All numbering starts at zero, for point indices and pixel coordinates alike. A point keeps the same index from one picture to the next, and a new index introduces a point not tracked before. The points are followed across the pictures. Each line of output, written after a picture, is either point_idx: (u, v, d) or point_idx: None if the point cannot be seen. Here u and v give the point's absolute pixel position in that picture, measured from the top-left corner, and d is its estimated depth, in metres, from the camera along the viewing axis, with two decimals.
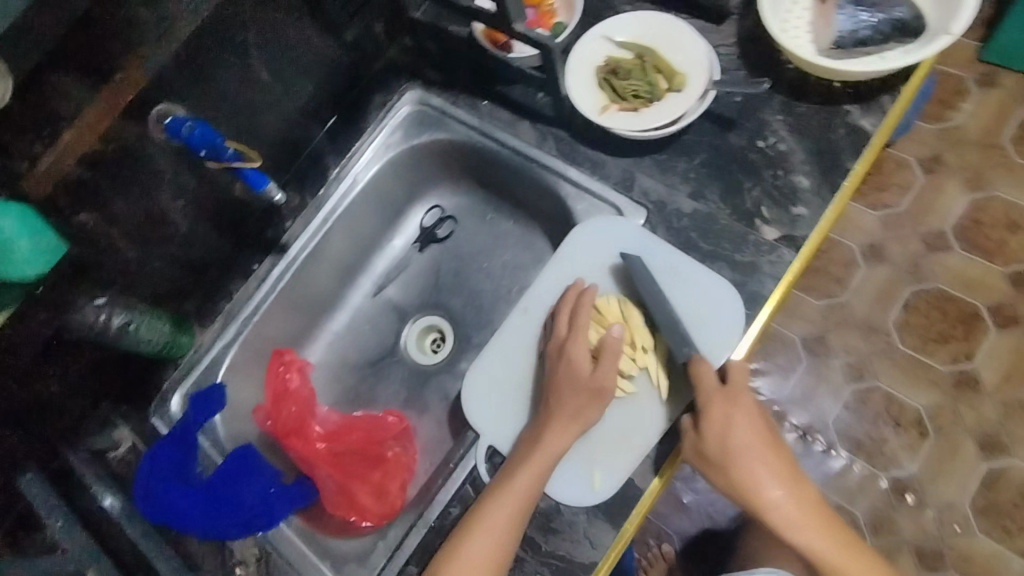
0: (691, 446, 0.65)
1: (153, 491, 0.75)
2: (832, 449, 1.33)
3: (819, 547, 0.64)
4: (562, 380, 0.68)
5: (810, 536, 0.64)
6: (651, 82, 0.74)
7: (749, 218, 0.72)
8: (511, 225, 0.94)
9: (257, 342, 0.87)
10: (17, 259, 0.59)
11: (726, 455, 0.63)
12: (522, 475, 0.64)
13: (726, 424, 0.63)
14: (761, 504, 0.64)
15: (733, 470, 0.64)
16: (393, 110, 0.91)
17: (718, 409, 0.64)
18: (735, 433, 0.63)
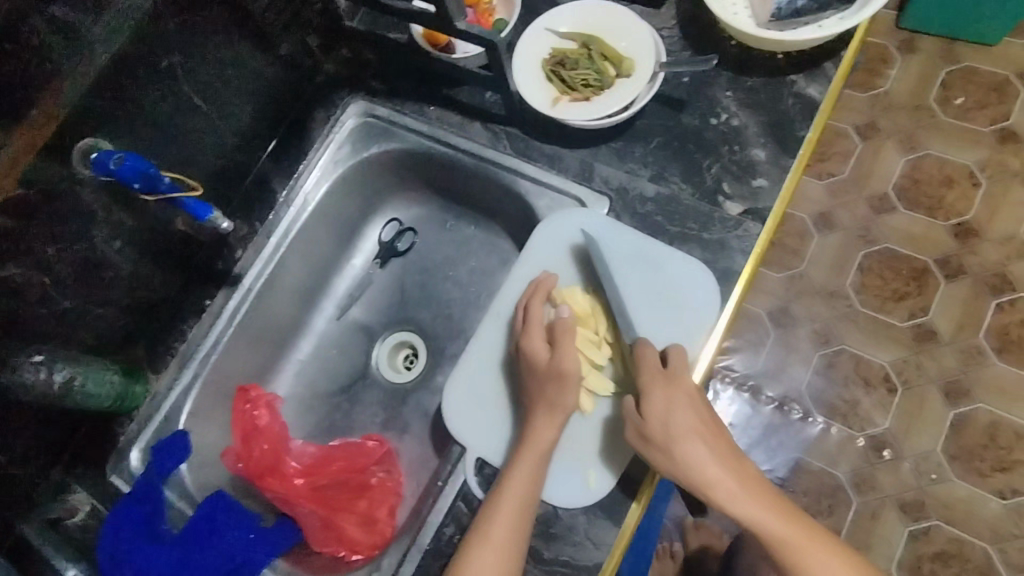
0: (635, 432, 0.62)
1: (121, 555, 0.69)
2: (809, 416, 1.35)
3: (774, 530, 0.58)
4: (534, 371, 0.66)
5: (765, 518, 0.58)
6: (600, 70, 0.73)
7: (712, 196, 0.72)
8: (473, 231, 0.91)
9: (219, 381, 0.82)
10: None
11: (667, 433, 0.60)
12: (518, 474, 0.62)
13: (664, 400, 0.61)
14: (709, 487, 0.59)
15: (678, 449, 0.59)
16: (338, 124, 0.87)
17: (659, 391, 0.62)
18: (673, 410, 0.60)
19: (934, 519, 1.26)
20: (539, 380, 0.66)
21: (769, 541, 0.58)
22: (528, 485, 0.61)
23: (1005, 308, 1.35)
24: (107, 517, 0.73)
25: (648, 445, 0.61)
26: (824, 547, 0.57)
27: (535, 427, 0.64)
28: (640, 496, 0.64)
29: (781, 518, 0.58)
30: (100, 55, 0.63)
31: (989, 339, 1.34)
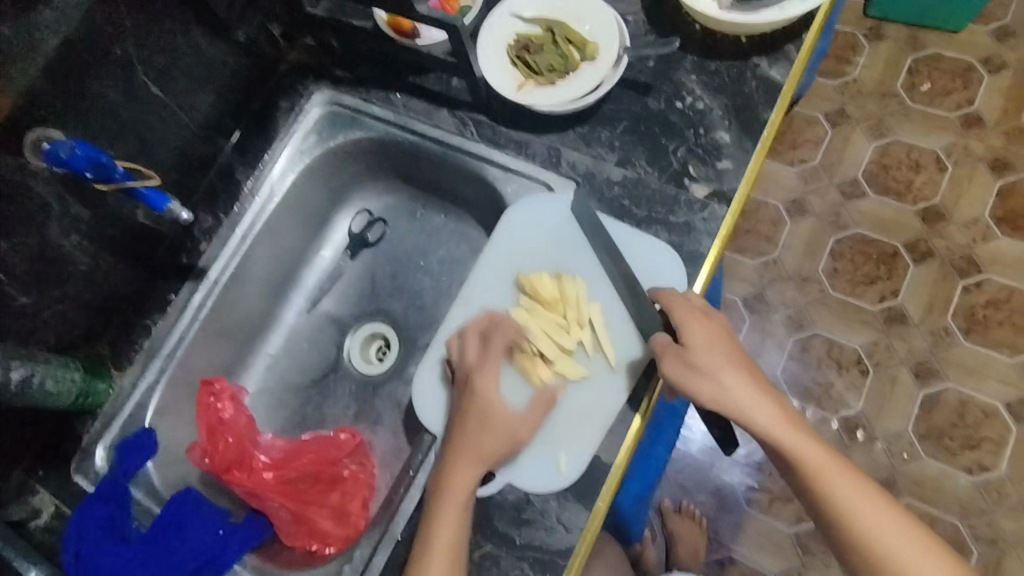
0: (674, 363, 0.62)
1: (85, 555, 0.68)
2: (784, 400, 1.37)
3: (812, 457, 0.60)
4: (474, 413, 0.63)
5: (803, 445, 0.61)
6: (564, 54, 0.73)
7: (678, 178, 0.73)
8: (443, 220, 0.91)
9: (186, 377, 0.81)
10: None
11: (708, 361, 0.61)
12: (443, 530, 0.59)
13: (707, 332, 0.63)
14: (749, 415, 0.61)
15: (721, 377, 0.61)
16: (303, 114, 0.86)
17: (698, 322, 0.63)
18: (716, 341, 0.62)
19: (906, 497, 1.29)
20: (478, 425, 0.62)
21: (804, 468, 0.61)
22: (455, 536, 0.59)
23: (972, 289, 1.38)
24: (71, 516, 0.71)
25: (685, 374, 0.61)
26: (859, 478, 0.60)
27: (456, 470, 0.61)
28: (611, 477, 0.64)
29: (818, 447, 0.61)
30: (50, 41, 0.61)
31: (955, 320, 1.37)
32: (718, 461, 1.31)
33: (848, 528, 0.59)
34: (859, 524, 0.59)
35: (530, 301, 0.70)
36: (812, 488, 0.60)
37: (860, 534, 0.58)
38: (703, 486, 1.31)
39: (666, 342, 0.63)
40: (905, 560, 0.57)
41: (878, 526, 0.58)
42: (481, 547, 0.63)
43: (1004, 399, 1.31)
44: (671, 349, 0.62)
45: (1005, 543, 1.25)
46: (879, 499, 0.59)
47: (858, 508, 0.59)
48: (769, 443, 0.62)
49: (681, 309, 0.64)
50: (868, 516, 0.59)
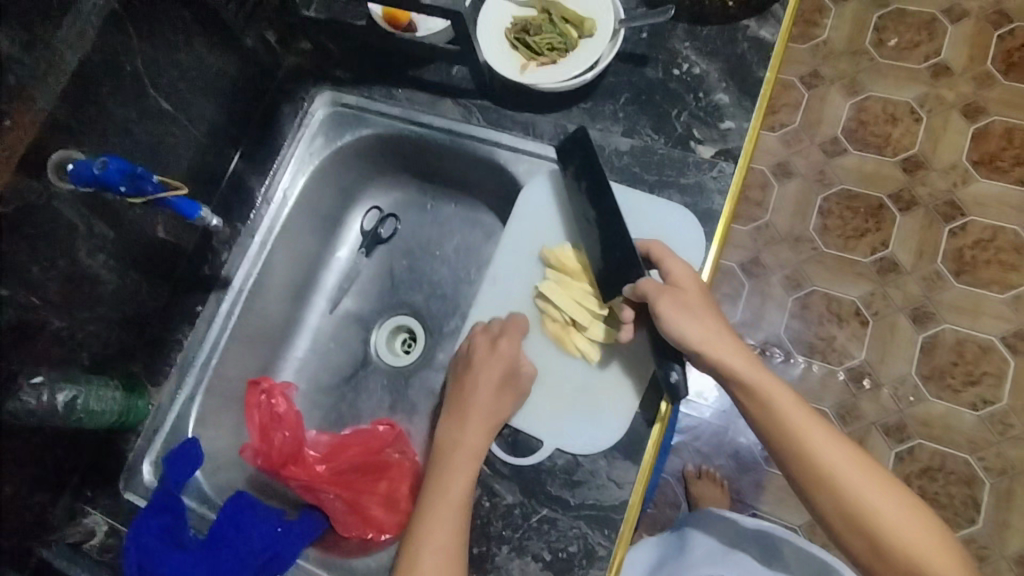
0: (668, 304, 0.64)
1: (149, 565, 0.70)
2: (790, 357, 1.41)
3: (786, 403, 0.64)
4: (479, 385, 0.68)
5: (778, 392, 0.64)
6: (563, 32, 0.76)
7: (684, 142, 0.75)
8: (453, 209, 0.93)
9: (221, 386, 0.82)
10: None
11: (695, 304, 0.64)
12: (457, 479, 0.64)
13: (692, 279, 0.66)
14: (726, 360, 0.64)
15: (705, 321, 0.64)
16: (308, 117, 0.88)
17: (681, 271, 0.66)
18: (699, 288, 0.66)
19: (916, 438, 1.33)
20: (482, 396, 0.68)
21: (778, 414, 0.64)
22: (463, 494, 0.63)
23: (957, 232, 1.43)
24: (129, 531, 0.73)
25: (677, 314, 0.63)
26: (826, 425, 0.64)
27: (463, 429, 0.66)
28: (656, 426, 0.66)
29: (790, 395, 0.65)
30: (69, 60, 0.64)
31: (945, 264, 1.42)
32: (734, 424, 1.35)
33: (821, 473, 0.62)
34: (829, 469, 0.62)
35: (557, 276, 0.73)
36: (786, 432, 0.63)
37: (830, 478, 0.62)
38: (722, 449, 1.34)
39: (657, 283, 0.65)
40: (871, 499, 0.61)
41: (846, 470, 0.62)
42: (538, 512, 0.65)
43: (999, 333, 1.36)
44: (664, 289, 0.64)
45: (1015, 471, 1.29)
46: (847, 447, 0.63)
47: (829, 451, 0.62)
48: (745, 390, 0.65)
49: (666, 253, 0.67)
50: (836, 460, 0.62)
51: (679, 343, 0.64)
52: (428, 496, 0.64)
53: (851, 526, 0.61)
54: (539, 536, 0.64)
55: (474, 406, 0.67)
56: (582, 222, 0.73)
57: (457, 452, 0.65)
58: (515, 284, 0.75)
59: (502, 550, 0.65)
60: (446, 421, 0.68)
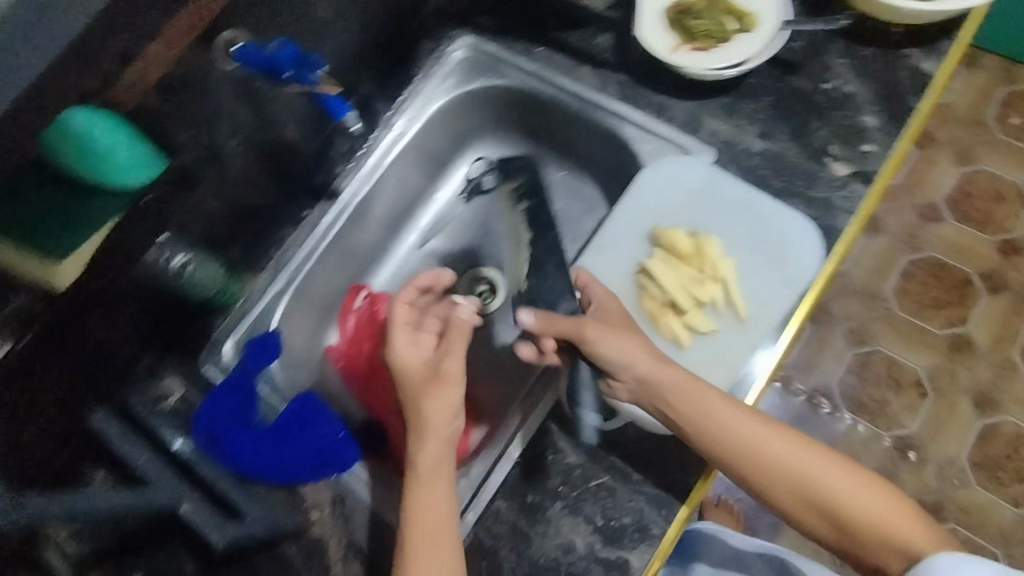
0: (597, 329, 0.65)
1: (219, 437, 0.72)
2: (838, 411, 1.36)
3: (712, 408, 0.62)
4: (441, 404, 0.63)
5: (701, 400, 0.62)
6: (721, 23, 0.75)
7: (819, 156, 0.74)
8: (562, 176, 0.95)
9: (309, 289, 0.86)
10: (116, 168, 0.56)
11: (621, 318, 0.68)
12: (437, 492, 0.62)
13: (612, 304, 0.69)
14: (655, 370, 0.63)
15: (627, 335, 0.65)
16: (446, 56, 0.89)
17: (598, 290, 0.70)
18: (618, 306, 0.69)
19: (952, 522, 1.28)
20: (443, 417, 0.63)
21: (704, 419, 0.62)
22: (443, 513, 0.61)
23: None
24: (201, 403, 0.75)
25: (608, 336, 0.65)
26: (752, 418, 0.62)
27: (425, 448, 0.63)
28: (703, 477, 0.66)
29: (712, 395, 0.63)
30: None
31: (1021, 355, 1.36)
32: None
33: (763, 470, 0.61)
34: (768, 464, 0.61)
35: (665, 256, 0.72)
36: (719, 440, 0.61)
37: (772, 473, 0.61)
38: None
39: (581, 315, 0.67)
40: (822, 478, 0.60)
41: (785, 459, 0.61)
42: (599, 478, 0.67)
43: None
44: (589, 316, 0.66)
45: None
46: (781, 434, 0.62)
47: (765, 442, 0.61)
48: (671, 406, 0.63)
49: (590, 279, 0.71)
50: (772, 452, 0.61)
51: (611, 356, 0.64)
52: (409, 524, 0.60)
53: (812, 510, 0.60)
54: (595, 501, 0.66)
55: (425, 426, 0.63)
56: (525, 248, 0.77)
57: (422, 473, 0.62)
58: (621, 256, 0.75)
59: (555, 504, 0.67)
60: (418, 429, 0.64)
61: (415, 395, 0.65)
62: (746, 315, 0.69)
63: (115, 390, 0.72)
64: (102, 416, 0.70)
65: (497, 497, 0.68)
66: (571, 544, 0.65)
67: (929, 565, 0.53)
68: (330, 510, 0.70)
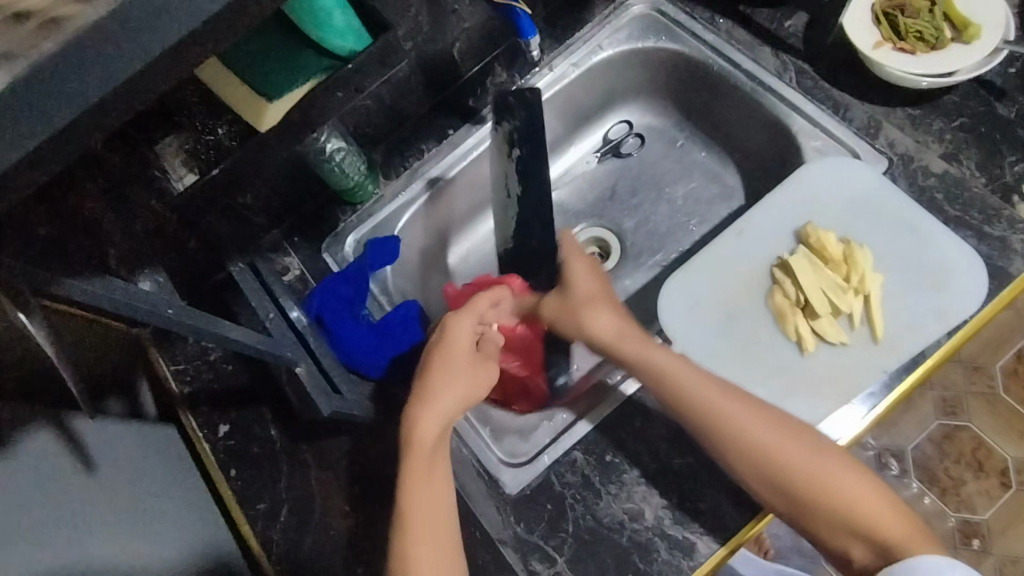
0: (552, 305, 0.73)
1: (327, 321, 0.75)
2: (906, 476, 1.26)
3: (699, 384, 0.63)
4: (445, 389, 0.63)
5: (688, 376, 0.63)
6: (939, 27, 0.70)
7: (1007, 192, 0.69)
8: (703, 157, 0.92)
9: (433, 206, 0.87)
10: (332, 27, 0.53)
11: (588, 293, 0.71)
12: (429, 485, 0.60)
13: (585, 276, 0.73)
14: (616, 339, 0.68)
15: (612, 318, 0.69)
16: (624, 7, 0.86)
17: (579, 266, 0.74)
18: (589, 279, 0.72)
19: None
20: (445, 398, 0.63)
21: (693, 397, 0.62)
22: (433, 500, 0.60)
23: None
24: (315, 287, 0.78)
25: (562, 315, 0.72)
26: (737, 398, 0.62)
27: (421, 420, 0.62)
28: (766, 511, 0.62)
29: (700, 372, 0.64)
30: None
31: None
32: None
33: (747, 452, 0.60)
34: (754, 442, 0.60)
35: (811, 258, 0.69)
36: (706, 421, 0.61)
37: (748, 450, 0.60)
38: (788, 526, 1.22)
39: (557, 302, 0.73)
40: (803, 467, 0.59)
41: (773, 443, 0.60)
42: (684, 457, 0.65)
43: None
44: (561, 301, 0.72)
45: None
46: (773, 420, 0.61)
47: (749, 425, 0.61)
48: (652, 376, 0.64)
49: (573, 255, 0.74)
50: (761, 435, 0.60)
51: (590, 332, 0.69)
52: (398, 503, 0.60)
53: (794, 502, 0.59)
54: (674, 480, 0.64)
55: (425, 399, 0.63)
56: (503, 194, 0.77)
57: (421, 450, 0.61)
58: (760, 246, 0.72)
59: (633, 471, 0.65)
60: (406, 417, 0.63)
61: (430, 381, 0.64)
62: (884, 337, 0.66)
63: (251, 244, 0.78)
64: (242, 267, 0.74)
65: (577, 448, 0.67)
66: (640, 513, 0.64)
67: (909, 564, 0.55)
68: None
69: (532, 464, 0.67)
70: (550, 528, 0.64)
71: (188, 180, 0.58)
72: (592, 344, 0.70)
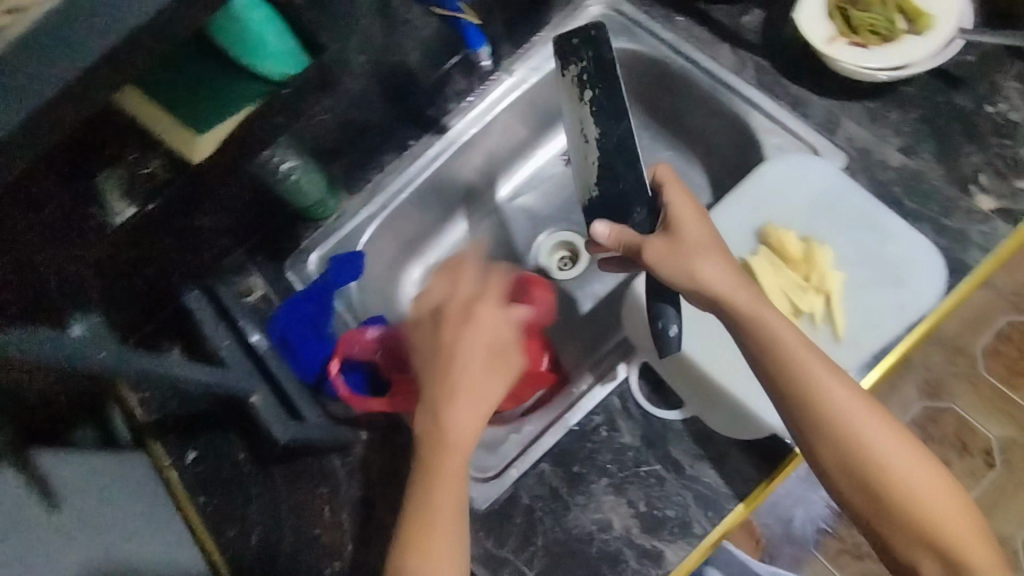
0: (656, 245, 0.61)
1: (290, 341, 0.74)
2: None
3: (802, 354, 0.57)
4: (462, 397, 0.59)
5: (794, 341, 0.58)
6: (891, 19, 0.70)
7: (964, 183, 0.69)
8: (669, 155, 0.91)
9: (397, 219, 0.86)
10: (268, 55, 0.53)
11: (696, 236, 0.61)
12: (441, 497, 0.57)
13: (689, 215, 0.62)
14: (728, 288, 0.59)
15: (728, 276, 0.59)
16: (580, 10, 0.86)
17: (674, 189, 0.64)
18: (698, 226, 0.61)
19: None
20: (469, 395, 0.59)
21: (795, 370, 0.57)
22: (454, 505, 0.58)
23: None
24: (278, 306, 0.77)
25: (668, 257, 0.60)
26: (845, 383, 0.58)
27: (455, 420, 0.58)
28: (734, 516, 0.62)
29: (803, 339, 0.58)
30: None
31: None
32: (802, 496, 1.21)
33: (846, 441, 0.57)
34: (846, 428, 0.57)
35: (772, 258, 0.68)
36: (803, 397, 0.57)
37: (839, 434, 0.57)
38: (776, 511, 1.21)
39: (658, 239, 0.61)
40: (891, 464, 0.57)
41: (874, 437, 0.57)
42: (650, 465, 0.65)
43: None
44: (661, 236, 0.61)
45: None
46: (866, 407, 0.57)
47: (847, 407, 0.57)
48: (763, 343, 0.58)
49: (673, 191, 0.64)
50: (859, 422, 0.57)
51: (703, 275, 0.59)
52: (413, 510, 0.58)
53: (870, 498, 0.57)
54: (642, 487, 0.64)
55: (449, 400, 0.59)
56: (578, 139, 0.70)
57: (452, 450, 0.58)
58: None
59: (600, 480, 0.65)
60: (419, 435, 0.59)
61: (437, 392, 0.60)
62: (845, 336, 0.66)
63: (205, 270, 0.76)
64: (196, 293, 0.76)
65: (545, 458, 0.67)
66: (608, 523, 0.63)
67: None
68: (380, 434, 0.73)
69: (499, 478, 0.66)
70: (520, 542, 0.64)
71: (128, 214, 0.56)
72: (700, 298, 0.60)
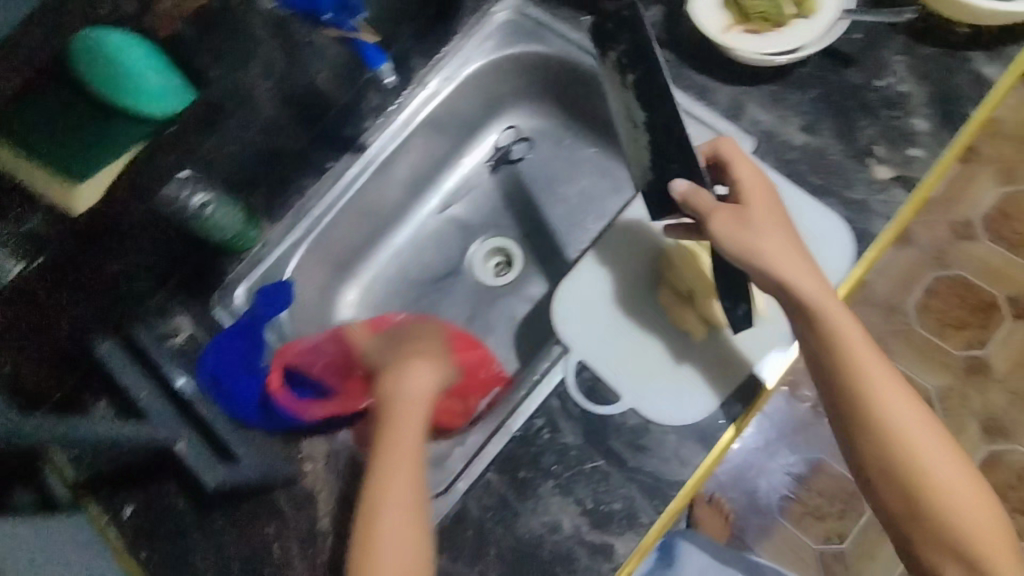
0: (727, 215, 0.63)
1: (222, 378, 0.73)
2: None
3: (859, 347, 0.60)
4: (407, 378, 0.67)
5: (851, 335, 0.60)
6: (780, 4, 0.72)
7: (862, 155, 0.72)
8: (591, 152, 0.92)
9: (324, 242, 0.85)
10: (146, 93, 0.55)
11: (764, 218, 0.63)
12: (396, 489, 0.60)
13: (762, 191, 0.65)
14: (781, 262, 0.61)
15: (798, 260, 0.62)
16: (489, 16, 0.85)
17: (746, 167, 0.66)
18: (767, 204, 0.64)
19: None
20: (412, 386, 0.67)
21: (853, 363, 0.59)
22: (413, 491, 0.60)
23: None
24: (209, 343, 0.75)
25: (742, 231, 0.62)
26: (900, 385, 0.60)
27: (407, 390, 0.66)
28: (678, 502, 0.64)
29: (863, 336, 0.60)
30: None
31: None
32: (761, 464, 1.26)
33: (891, 442, 0.58)
34: (897, 427, 0.58)
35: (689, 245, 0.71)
36: (856, 388, 0.59)
37: (890, 434, 0.58)
38: (740, 485, 1.25)
39: (725, 210, 0.63)
40: (932, 469, 0.57)
41: (920, 442, 0.58)
42: (593, 461, 0.66)
43: None
44: (725, 209, 0.63)
45: None
46: (915, 411, 0.59)
47: (895, 407, 0.59)
48: (819, 333, 0.60)
49: (740, 166, 0.66)
50: (903, 424, 0.58)
51: (762, 247, 0.62)
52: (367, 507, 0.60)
53: (904, 501, 0.58)
54: (588, 484, 0.65)
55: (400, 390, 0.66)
56: (627, 125, 0.69)
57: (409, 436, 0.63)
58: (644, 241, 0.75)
59: (547, 483, 0.65)
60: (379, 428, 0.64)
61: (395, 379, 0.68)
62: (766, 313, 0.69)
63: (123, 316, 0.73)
64: (108, 343, 0.71)
65: (490, 468, 0.67)
66: (558, 524, 0.64)
67: None
68: (323, 463, 0.72)
69: (447, 493, 0.66)
70: (472, 554, 0.64)
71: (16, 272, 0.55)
72: (764, 278, 0.62)
